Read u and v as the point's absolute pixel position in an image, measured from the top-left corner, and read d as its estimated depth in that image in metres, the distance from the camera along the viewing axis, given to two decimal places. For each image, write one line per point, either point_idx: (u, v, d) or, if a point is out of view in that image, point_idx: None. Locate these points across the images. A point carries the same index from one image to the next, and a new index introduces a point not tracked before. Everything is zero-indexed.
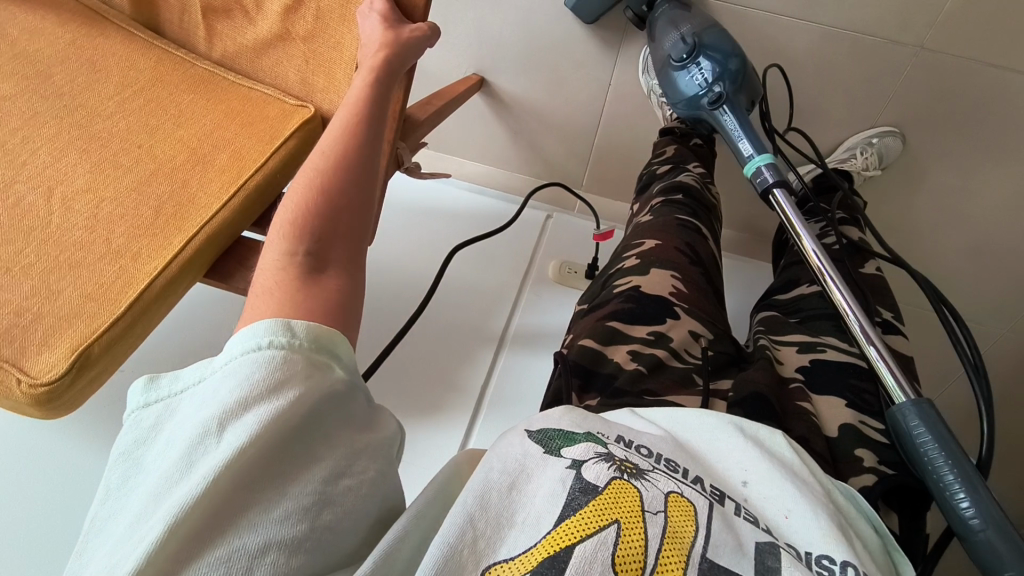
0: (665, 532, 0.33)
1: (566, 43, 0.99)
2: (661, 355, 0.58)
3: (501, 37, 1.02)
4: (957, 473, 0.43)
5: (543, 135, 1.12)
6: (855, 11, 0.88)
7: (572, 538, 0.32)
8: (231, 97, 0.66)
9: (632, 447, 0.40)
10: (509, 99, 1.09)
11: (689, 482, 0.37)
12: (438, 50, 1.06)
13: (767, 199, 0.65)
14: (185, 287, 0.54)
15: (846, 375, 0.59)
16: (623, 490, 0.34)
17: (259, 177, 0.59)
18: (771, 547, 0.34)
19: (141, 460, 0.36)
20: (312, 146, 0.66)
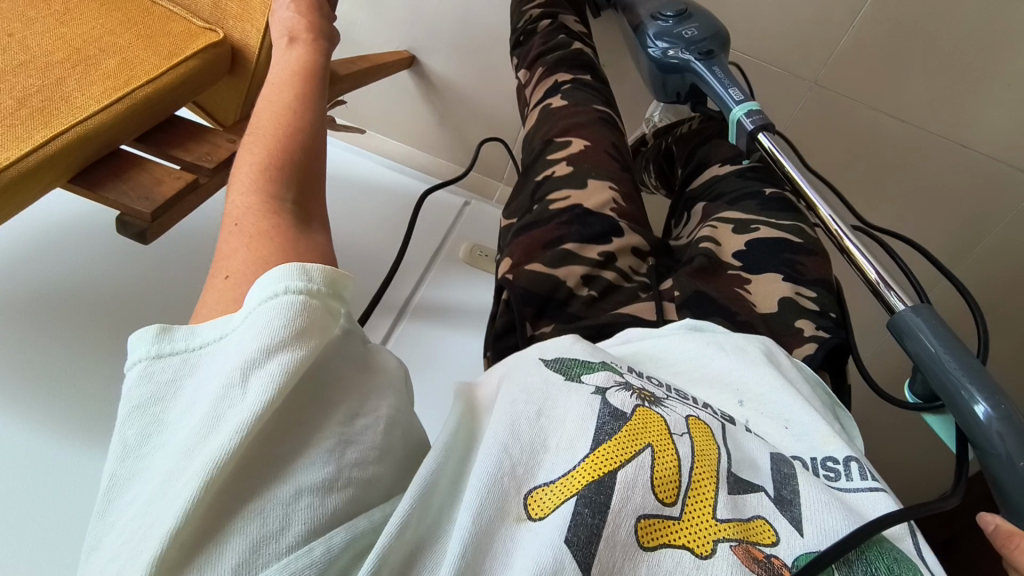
0: (697, 455, 0.32)
1: (498, 32, 1.01)
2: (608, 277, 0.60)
3: (434, 17, 1.02)
4: (963, 365, 0.40)
5: (468, 122, 1.13)
6: (762, 40, 0.97)
7: (612, 464, 0.31)
8: (130, 7, 0.61)
9: (644, 378, 0.39)
10: (438, 80, 1.09)
11: (701, 407, 0.38)
12: (370, 20, 1.05)
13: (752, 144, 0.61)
14: (42, 188, 0.50)
15: (781, 250, 0.62)
16: (650, 417, 0.34)
17: (148, 90, 0.55)
18: (783, 457, 0.35)
19: (157, 419, 0.31)
20: (216, 73, 0.62)
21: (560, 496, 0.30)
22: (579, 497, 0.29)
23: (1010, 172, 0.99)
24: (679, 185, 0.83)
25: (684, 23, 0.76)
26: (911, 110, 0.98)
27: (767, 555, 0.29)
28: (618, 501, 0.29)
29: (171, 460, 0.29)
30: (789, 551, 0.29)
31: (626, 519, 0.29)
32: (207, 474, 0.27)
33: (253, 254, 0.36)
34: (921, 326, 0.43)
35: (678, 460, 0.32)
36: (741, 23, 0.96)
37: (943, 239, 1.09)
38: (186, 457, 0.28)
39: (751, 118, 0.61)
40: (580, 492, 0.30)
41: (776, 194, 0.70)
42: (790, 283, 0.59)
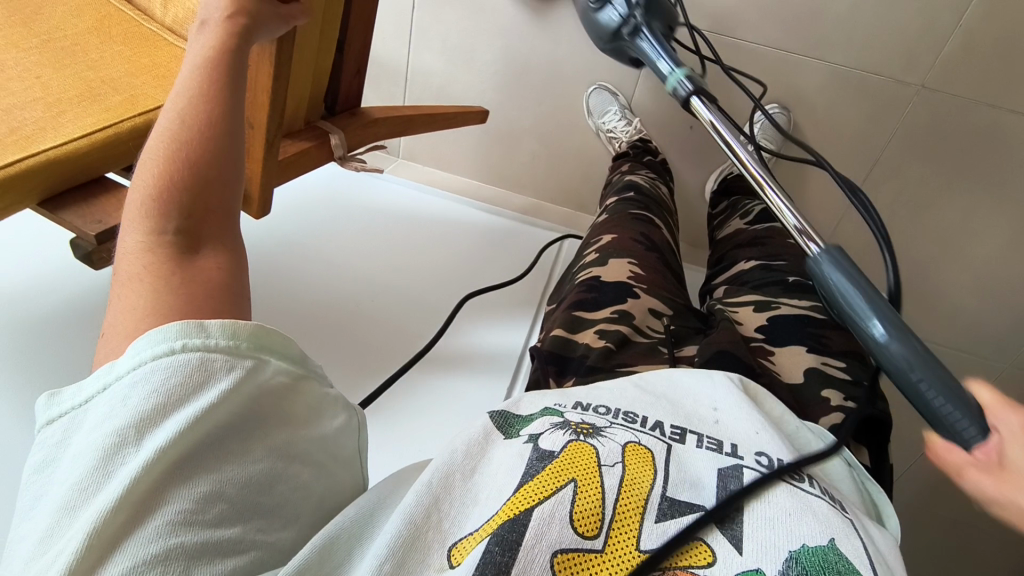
0: (622, 483, 0.34)
1: (585, 71, 1.09)
2: (626, 329, 0.60)
3: (525, 66, 1.10)
4: (857, 285, 0.35)
5: (561, 160, 1.19)
6: (861, 50, 0.94)
7: (529, 500, 0.32)
8: (154, 59, 0.74)
9: (589, 410, 0.40)
10: (530, 123, 1.16)
11: (646, 430, 0.38)
12: (465, 77, 1.15)
13: (689, 108, 0.52)
14: (14, 202, 0.57)
15: (803, 325, 0.61)
16: (581, 450, 0.35)
17: (141, 120, 0.65)
18: (733, 471, 0.36)
19: (45, 483, 0.30)
20: None
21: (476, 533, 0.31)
22: (490, 535, 0.30)
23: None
24: (708, 280, 0.83)
25: None
26: None
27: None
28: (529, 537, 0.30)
29: (48, 516, 0.28)
30: (725, 570, 0.30)
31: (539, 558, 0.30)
32: (85, 531, 0.26)
33: (140, 297, 0.35)
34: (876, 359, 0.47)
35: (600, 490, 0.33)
36: (836, 36, 0.93)
37: None
38: (73, 505, 0.28)
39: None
40: (493, 533, 0.30)
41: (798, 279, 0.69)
42: (815, 361, 0.57)
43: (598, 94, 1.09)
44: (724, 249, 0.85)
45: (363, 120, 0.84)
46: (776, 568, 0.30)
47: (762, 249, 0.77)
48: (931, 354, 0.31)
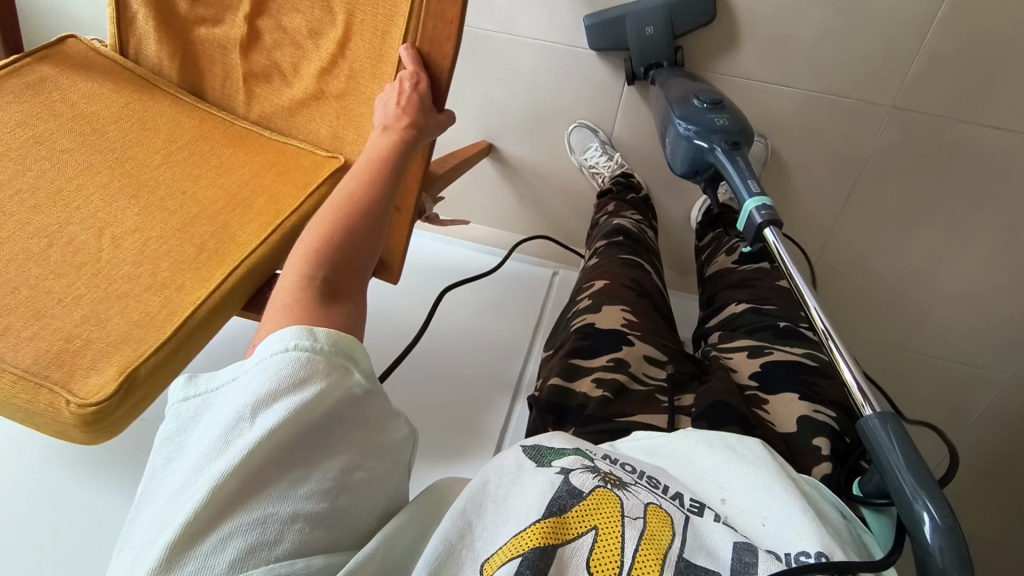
0: (643, 535, 0.36)
1: (567, 110, 1.11)
2: (622, 378, 0.60)
3: (505, 108, 1.14)
4: (914, 478, 0.40)
5: (549, 196, 1.21)
6: (832, 77, 0.98)
7: (563, 534, 0.35)
8: (267, 151, 0.70)
9: (617, 464, 0.42)
10: (516, 162, 1.19)
11: (667, 498, 0.40)
12: (450, 122, 1.18)
13: (760, 238, 0.60)
14: (224, 319, 0.54)
15: (795, 372, 0.62)
16: (606, 498, 0.37)
17: (295, 218, 0.62)
18: (748, 546, 0.36)
19: (181, 444, 0.39)
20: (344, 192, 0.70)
21: (505, 552, 0.34)
22: (523, 557, 0.34)
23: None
24: (699, 322, 0.84)
25: (718, 113, 0.78)
26: (1010, 119, 0.95)
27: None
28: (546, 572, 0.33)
29: (186, 472, 0.35)
30: None
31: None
32: (207, 491, 0.33)
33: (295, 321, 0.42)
34: (884, 437, 0.42)
35: (622, 538, 0.35)
36: (808, 65, 0.97)
37: None
38: (203, 467, 0.35)
39: (759, 211, 0.60)
40: (525, 554, 0.34)
41: (788, 324, 0.70)
42: (809, 409, 0.57)
43: (580, 132, 1.11)
44: (711, 288, 0.86)
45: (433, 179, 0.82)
46: None
47: (750, 292, 0.78)
48: (966, 556, 0.37)
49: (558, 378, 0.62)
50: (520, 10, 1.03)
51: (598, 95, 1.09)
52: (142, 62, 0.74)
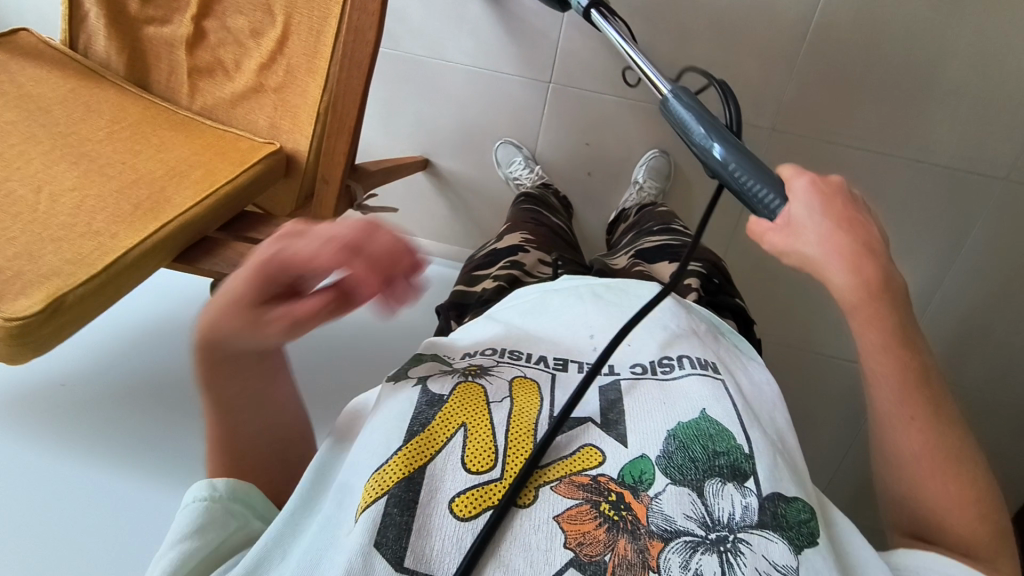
0: (511, 410, 0.46)
1: (494, 128, 1.23)
2: (513, 273, 0.77)
3: (438, 126, 1.24)
4: (702, 127, 0.57)
5: (479, 208, 1.31)
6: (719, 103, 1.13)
7: (426, 455, 0.42)
8: (206, 136, 0.76)
9: (478, 355, 0.53)
10: (449, 176, 1.29)
11: (531, 364, 0.52)
12: (387, 138, 1.27)
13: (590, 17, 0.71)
14: (153, 269, 0.59)
15: (664, 251, 0.83)
16: (469, 394, 0.47)
17: (230, 188, 0.68)
18: (609, 386, 0.50)
19: None
20: (276, 174, 0.76)
21: (370, 493, 0.40)
22: (389, 495, 0.40)
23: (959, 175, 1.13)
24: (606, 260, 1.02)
25: None
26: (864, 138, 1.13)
27: (592, 478, 0.42)
28: (427, 488, 0.41)
29: None
30: (614, 464, 0.42)
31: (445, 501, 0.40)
32: None
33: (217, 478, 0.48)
34: (682, 110, 0.59)
35: (491, 429, 0.45)
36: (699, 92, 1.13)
37: (919, 247, 1.21)
38: None
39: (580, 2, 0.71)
40: (392, 491, 0.40)
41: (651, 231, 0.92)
42: (677, 266, 0.78)
43: (505, 148, 1.23)
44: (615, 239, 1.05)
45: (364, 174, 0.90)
46: (658, 449, 0.43)
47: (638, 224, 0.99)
48: (748, 163, 0.54)
49: (462, 286, 0.79)
50: (450, 38, 1.16)
51: (521, 115, 1.21)
52: (91, 56, 0.80)
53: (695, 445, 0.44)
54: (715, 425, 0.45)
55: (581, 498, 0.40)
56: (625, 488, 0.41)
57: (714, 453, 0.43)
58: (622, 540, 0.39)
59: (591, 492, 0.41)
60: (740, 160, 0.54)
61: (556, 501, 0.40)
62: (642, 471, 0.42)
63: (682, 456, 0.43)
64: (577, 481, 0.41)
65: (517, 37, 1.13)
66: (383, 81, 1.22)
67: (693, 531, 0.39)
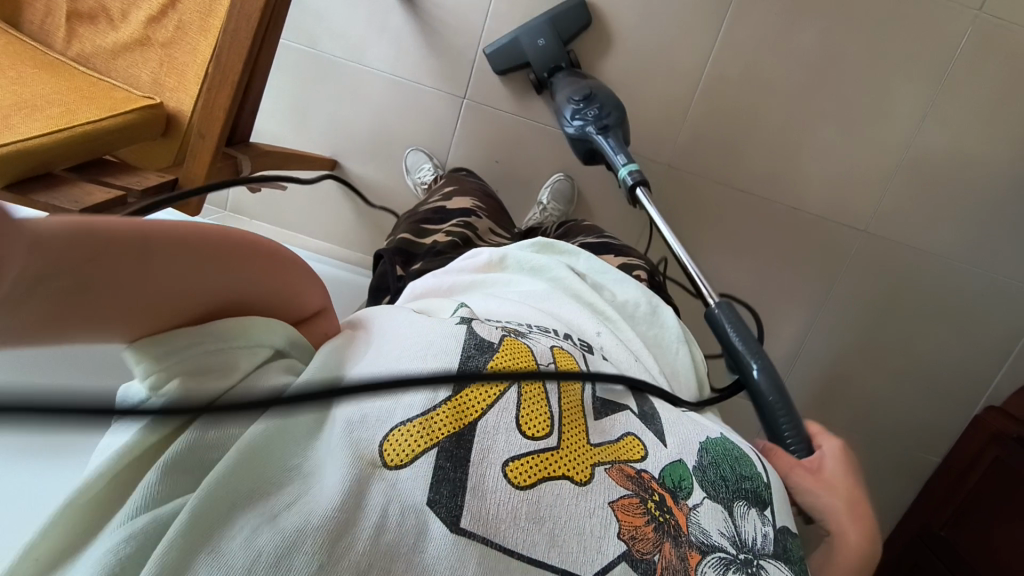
0: (560, 380, 0.48)
1: (408, 138, 1.23)
2: (467, 232, 0.89)
3: (350, 131, 1.23)
4: (741, 341, 0.71)
5: (387, 217, 1.29)
6: None
7: (478, 410, 0.42)
8: (76, 80, 0.71)
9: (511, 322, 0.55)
10: (357, 182, 1.27)
11: (565, 340, 0.55)
12: (295, 137, 1.24)
13: (635, 197, 0.92)
14: None
15: (606, 247, 0.92)
16: (522, 349, 0.48)
17: (88, 128, 0.63)
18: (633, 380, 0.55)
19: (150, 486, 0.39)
20: (151, 129, 0.71)
21: (421, 442, 0.40)
22: (439, 448, 0.40)
23: (825, 224, 1.26)
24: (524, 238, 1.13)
25: (591, 105, 1.01)
26: (746, 182, 1.25)
27: (637, 472, 0.45)
28: (482, 442, 0.41)
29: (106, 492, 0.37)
30: (655, 462, 0.46)
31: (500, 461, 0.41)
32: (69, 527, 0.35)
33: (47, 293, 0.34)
34: (729, 314, 0.74)
35: (547, 394, 0.45)
36: None
37: (796, 288, 1.30)
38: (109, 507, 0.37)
39: (632, 176, 0.93)
40: (441, 444, 0.40)
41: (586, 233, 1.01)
42: (622, 260, 0.87)
43: (416, 154, 1.23)
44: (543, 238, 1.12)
45: (256, 150, 0.87)
46: (694, 460, 0.48)
47: (572, 226, 1.07)
48: (778, 391, 0.66)
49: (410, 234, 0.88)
50: (370, 46, 1.17)
51: (435, 128, 1.23)
52: None
53: (725, 466, 0.49)
54: (739, 451, 0.51)
55: (631, 490, 0.43)
56: (667, 490, 0.45)
57: (741, 476, 0.48)
58: (668, 543, 0.41)
59: (638, 485, 0.44)
60: (770, 372, 0.67)
61: (610, 487, 0.43)
62: (679, 478, 0.46)
63: (714, 473, 0.48)
64: (626, 472, 0.44)
65: (436, 52, 1.17)
66: (296, 79, 1.20)
67: (725, 548, 0.43)
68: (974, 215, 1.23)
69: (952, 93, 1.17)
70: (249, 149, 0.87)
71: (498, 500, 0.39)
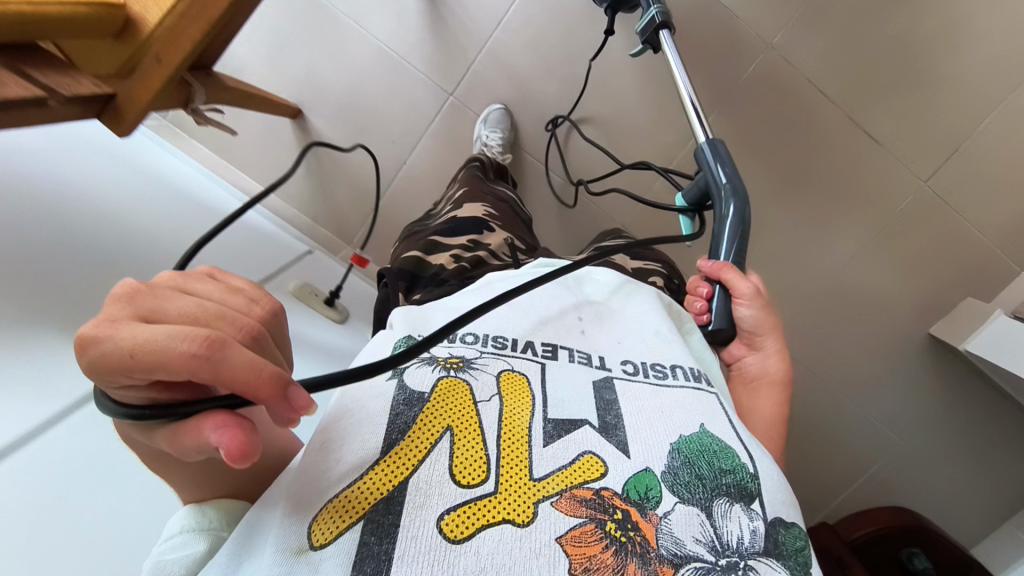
0: (500, 411, 0.52)
1: (381, 112, 1.18)
2: (480, 254, 0.86)
3: (325, 84, 1.17)
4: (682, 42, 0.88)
5: (335, 183, 1.22)
6: (589, 183, 1.22)
7: (410, 466, 0.46)
8: None
9: (457, 340, 0.59)
10: (316, 137, 1.20)
11: (522, 355, 0.59)
12: (264, 70, 1.16)
13: (655, 37, 0.87)
14: None
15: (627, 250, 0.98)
16: (460, 391, 0.53)
17: (23, 9, 0.53)
18: (603, 385, 0.58)
19: None
20: (104, 28, 0.60)
21: (346, 519, 0.43)
22: (364, 522, 0.42)
23: None
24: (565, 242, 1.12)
25: None
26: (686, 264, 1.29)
27: (595, 492, 0.46)
28: (410, 501, 0.44)
29: None
30: (616, 476, 0.48)
31: (430, 518, 0.43)
32: None
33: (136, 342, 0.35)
34: (714, 152, 0.78)
35: (480, 439, 0.49)
36: (575, 164, 1.21)
37: None
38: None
39: (656, 17, 0.85)
40: (367, 515, 0.43)
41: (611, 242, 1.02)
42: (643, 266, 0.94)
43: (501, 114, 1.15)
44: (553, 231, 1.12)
45: (215, 84, 0.81)
46: (662, 464, 0.49)
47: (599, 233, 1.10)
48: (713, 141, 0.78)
49: (420, 251, 0.86)
50: (373, 8, 1.12)
51: (413, 112, 1.18)
52: None
53: (701, 463, 0.50)
54: (718, 443, 0.52)
55: (585, 516, 0.45)
56: (632, 505, 0.46)
57: (721, 471, 0.50)
58: (632, 563, 0.42)
59: (595, 509, 0.45)
60: (737, 210, 0.73)
61: (558, 520, 0.44)
62: (647, 487, 0.47)
63: (688, 474, 0.49)
64: (581, 497, 0.46)
65: (438, 40, 1.13)
66: (285, 13, 1.13)
67: (703, 557, 0.44)
68: (865, 359, 1.35)
69: (882, 248, 1.27)
70: (208, 79, 0.81)
71: (427, 551, 0.41)
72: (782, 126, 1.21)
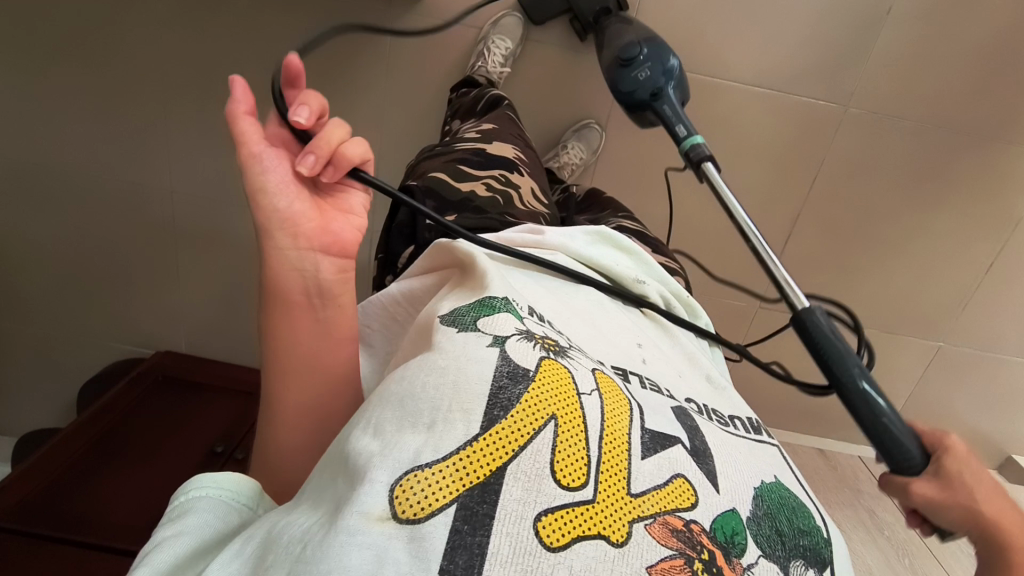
0: (603, 410, 0.36)
1: None
2: (511, 194, 0.72)
3: None
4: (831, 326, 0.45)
5: None
6: None
7: (503, 453, 0.32)
8: None
9: (540, 325, 0.44)
10: None
11: (603, 357, 0.43)
12: None
13: (698, 168, 0.63)
14: None
15: (635, 232, 0.83)
16: (556, 370, 0.38)
17: None
18: (681, 408, 0.43)
19: None
20: None
21: (437, 497, 0.30)
22: (458, 503, 0.30)
23: None
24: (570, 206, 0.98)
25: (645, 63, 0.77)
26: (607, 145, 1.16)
27: (684, 523, 0.33)
28: (511, 494, 0.31)
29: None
30: (705, 510, 0.34)
31: (528, 516, 0.30)
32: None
33: None
34: (829, 322, 0.46)
35: (583, 429, 0.34)
36: None
37: None
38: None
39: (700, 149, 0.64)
40: (460, 499, 0.30)
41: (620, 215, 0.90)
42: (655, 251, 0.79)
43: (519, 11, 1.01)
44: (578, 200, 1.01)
45: None
46: (746, 510, 0.36)
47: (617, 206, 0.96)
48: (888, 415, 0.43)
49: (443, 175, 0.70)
50: None
51: None
52: None
53: (780, 517, 0.37)
54: (795, 500, 0.40)
55: (676, 550, 0.32)
56: (718, 547, 0.33)
57: (800, 531, 0.37)
58: None
59: (685, 543, 0.32)
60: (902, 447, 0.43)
61: (650, 549, 0.31)
62: (732, 530, 0.34)
63: (768, 526, 0.36)
64: (672, 526, 0.33)
65: None
66: None
67: None
68: None
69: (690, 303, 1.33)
70: None
71: (511, 549, 0.29)
72: (775, 163, 1.19)
